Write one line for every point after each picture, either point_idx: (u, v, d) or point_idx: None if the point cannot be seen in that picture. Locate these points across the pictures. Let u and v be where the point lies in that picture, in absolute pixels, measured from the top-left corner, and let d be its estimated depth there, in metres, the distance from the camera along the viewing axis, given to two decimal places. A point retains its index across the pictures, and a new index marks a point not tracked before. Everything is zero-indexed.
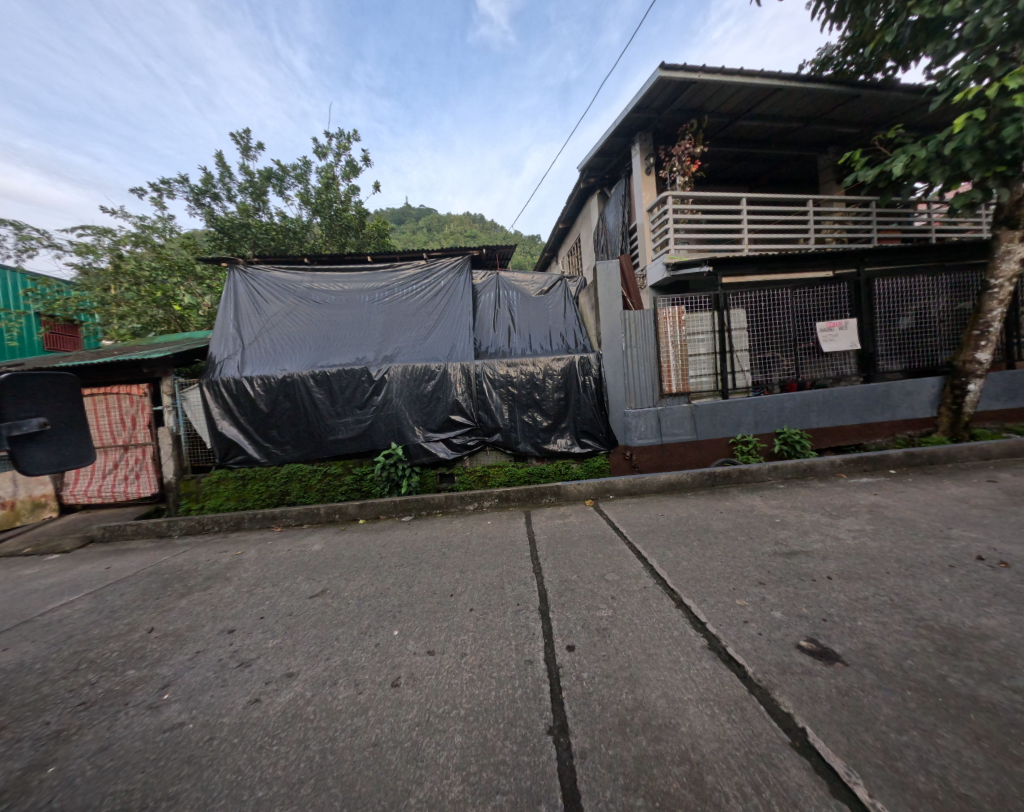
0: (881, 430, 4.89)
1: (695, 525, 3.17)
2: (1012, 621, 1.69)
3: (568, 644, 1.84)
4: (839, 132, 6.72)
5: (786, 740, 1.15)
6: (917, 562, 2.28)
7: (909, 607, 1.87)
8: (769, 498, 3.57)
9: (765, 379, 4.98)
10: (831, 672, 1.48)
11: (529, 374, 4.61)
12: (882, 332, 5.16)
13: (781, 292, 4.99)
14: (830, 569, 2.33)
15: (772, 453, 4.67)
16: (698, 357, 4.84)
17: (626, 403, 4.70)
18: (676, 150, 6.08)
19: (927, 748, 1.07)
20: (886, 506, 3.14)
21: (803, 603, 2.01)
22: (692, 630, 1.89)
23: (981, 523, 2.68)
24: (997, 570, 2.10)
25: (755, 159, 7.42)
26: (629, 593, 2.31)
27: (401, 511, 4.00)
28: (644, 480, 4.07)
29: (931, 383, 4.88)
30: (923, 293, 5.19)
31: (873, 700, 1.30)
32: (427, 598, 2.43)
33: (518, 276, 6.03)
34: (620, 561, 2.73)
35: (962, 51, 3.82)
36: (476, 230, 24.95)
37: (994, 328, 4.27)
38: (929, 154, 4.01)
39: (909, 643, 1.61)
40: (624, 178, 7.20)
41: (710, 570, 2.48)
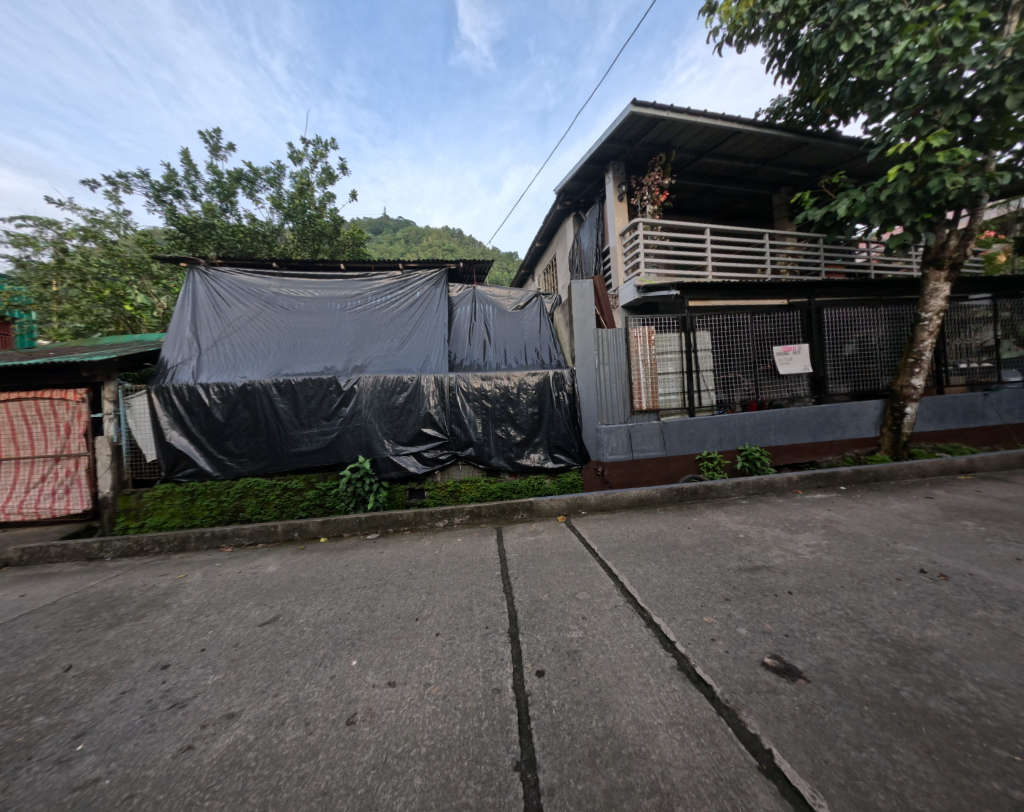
0: (832, 449, 5.21)
1: (665, 540, 3.19)
2: (953, 632, 1.79)
3: (538, 669, 1.77)
4: (791, 175, 7.38)
5: (753, 763, 1.14)
6: (869, 575, 2.40)
7: (863, 621, 1.95)
8: (733, 513, 3.68)
9: (728, 398, 5.19)
10: (794, 690, 1.49)
11: (503, 388, 4.59)
12: (831, 356, 5.55)
13: (742, 316, 5.31)
14: (791, 583, 2.40)
15: (734, 469, 4.84)
16: (666, 376, 5.02)
17: (598, 419, 4.78)
18: (646, 181, 6.42)
19: (885, 765, 1.08)
20: (838, 521, 3.31)
21: (766, 619, 2.05)
22: (662, 649, 1.89)
23: (922, 536, 2.88)
24: (938, 582, 2.24)
25: (719, 194, 7.99)
26: (600, 612, 2.28)
27: (367, 528, 3.81)
28: (616, 495, 4.08)
29: (874, 406, 5.28)
30: (864, 324, 5.68)
31: (833, 716, 1.32)
32: (390, 623, 2.29)
33: (494, 292, 6.11)
34: (591, 578, 2.70)
35: (890, 114, 4.31)
36: (453, 243, 25.32)
37: (925, 357, 4.69)
38: (867, 199, 4.42)
39: (864, 657, 1.67)
40: (597, 204, 7.54)
41: (678, 587, 2.49)
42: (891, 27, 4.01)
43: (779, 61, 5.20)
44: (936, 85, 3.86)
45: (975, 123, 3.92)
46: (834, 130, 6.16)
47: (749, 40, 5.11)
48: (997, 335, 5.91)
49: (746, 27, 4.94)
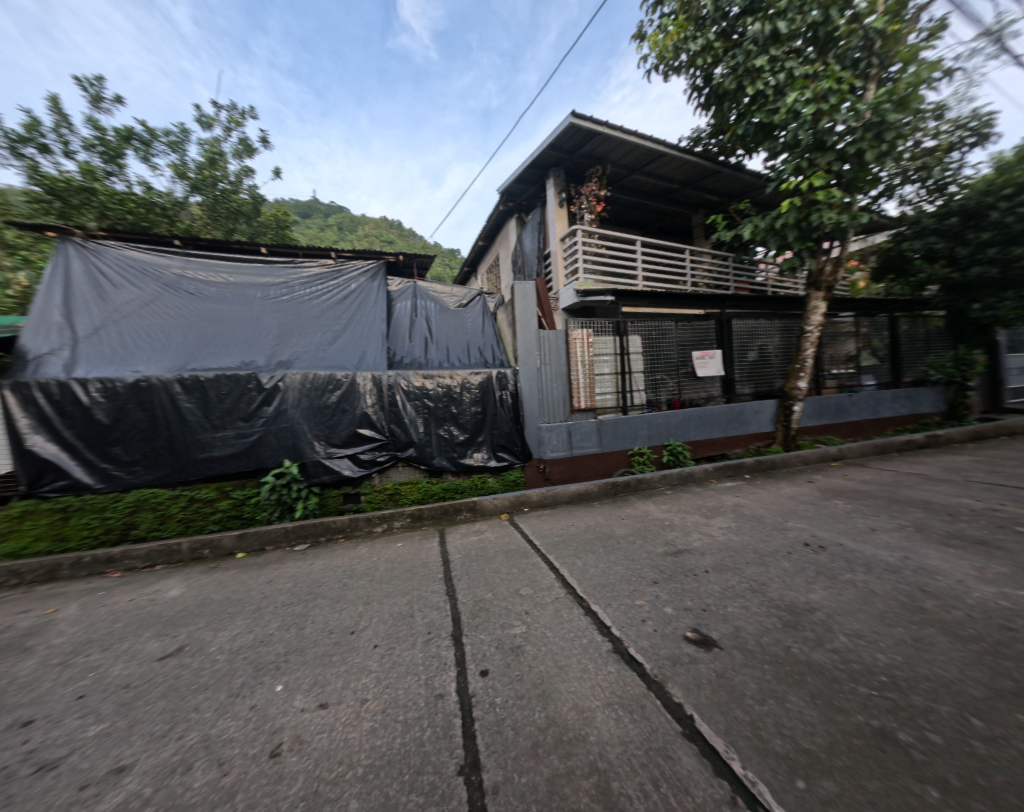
0: (739, 442, 5.96)
1: (601, 532, 3.39)
2: (829, 592, 2.16)
3: (482, 668, 1.75)
4: (707, 198, 8.29)
5: (678, 729, 1.29)
6: (768, 550, 2.78)
7: (763, 590, 2.25)
8: (660, 503, 4.03)
9: (656, 398, 5.64)
10: (711, 658, 1.70)
11: (446, 386, 4.51)
12: (738, 361, 6.34)
13: (667, 323, 5.81)
14: (707, 563, 2.68)
15: (661, 463, 5.31)
16: (603, 376, 5.29)
17: (540, 418, 4.92)
18: (585, 191, 6.78)
19: (781, 714, 1.32)
20: (744, 505, 3.79)
21: (687, 596, 2.27)
22: (599, 634, 1.99)
23: (807, 514, 3.41)
24: (818, 552, 2.67)
25: (649, 211, 8.71)
26: (542, 606, 2.33)
27: (293, 539, 3.50)
28: (557, 492, 4.23)
29: (770, 405, 6.15)
30: (764, 334, 6.58)
31: (741, 677, 1.55)
32: (322, 641, 2.11)
33: (437, 287, 5.93)
34: (533, 573, 2.76)
35: (783, 155, 5.01)
36: (396, 236, 24.39)
37: (807, 363, 5.57)
38: (766, 226, 5.10)
39: (765, 621, 1.94)
40: (540, 207, 7.74)
41: (613, 574, 2.64)
42: (782, 80, 4.70)
43: (697, 96, 5.80)
44: (816, 134, 4.58)
45: (843, 169, 4.71)
46: (740, 164, 7.06)
47: (674, 72, 5.61)
48: (857, 346, 7.19)
49: (671, 58, 5.43)
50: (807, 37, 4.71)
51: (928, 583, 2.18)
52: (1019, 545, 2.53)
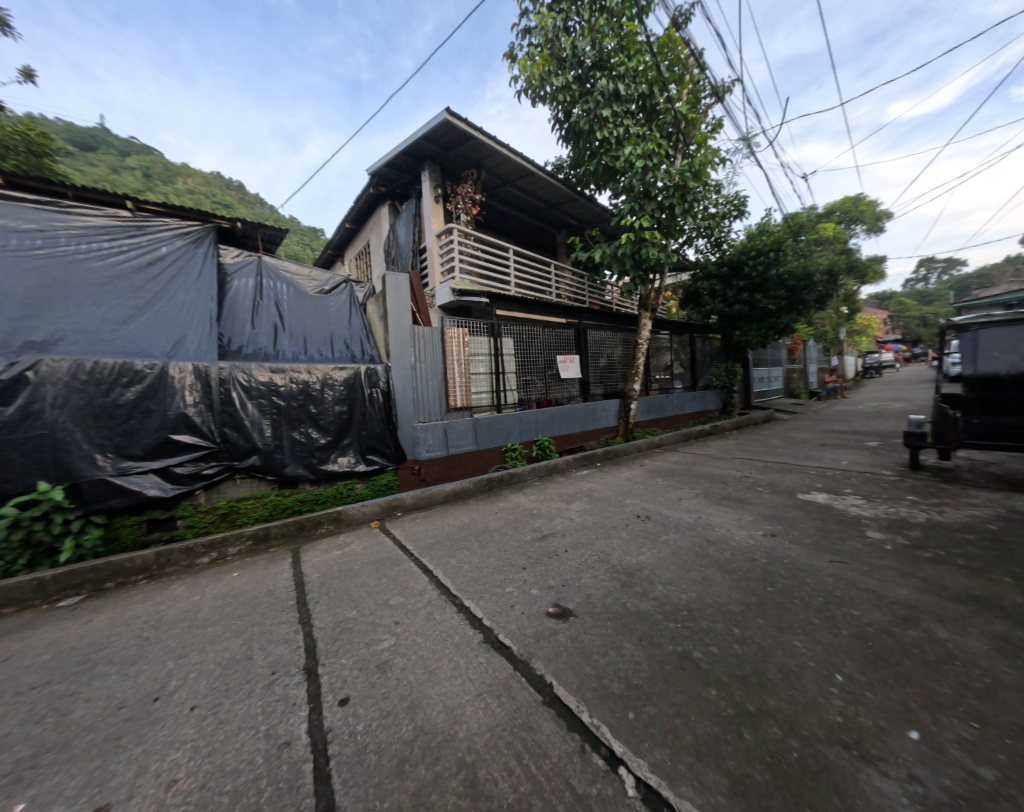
0: (592, 436, 7.01)
1: (474, 527, 3.48)
2: (651, 551, 2.73)
3: (342, 697, 1.54)
4: (568, 222, 9.54)
5: (539, 699, 1.46)
6: (612, 524, 3.33)
7: (607, 559, 2.67)
8: (530, 494, 4.41)
9: (526, 397, 6.19)
10: (567, 627, 1.95)
11: (302, 382, 3.98)
12: (592, 366, 7.43)
13: (535, 329, 6.42)
14: (567, 543, 3.03)
15: (531, 457, 5.84)
16: (478, 375, 5.54)
17: (416, 417, 4.83)
18: (460, 191, 7.02)
19: (618, 659, 1.68)
20: (596, 488, 4.47)
21: (550, 575, 2.50)
22: (471, 628, 2.02)
23: (640, 491, 4.23)
24: (646, 521, 3.34)
25: (523, 224, 9.49)
26: (414, 612, 2.23)
27: (57, 594, 2.55)
28: (434, 492, 4.20)
29: (614, 404, 7.45)
30: (610, 345, 7.89)
31: (590, 636, 1.86)
32: (107, 719, 1.49)
33: (289, 266, 5.12)
34: (406, 580, 2.63)
35: (623, 196, 6.05)
36: (235, 199, 19.87)
37: (639, 370, 6.88)
38: (611, 253, 6.07)
39: (608, 584, 2.33)
40: (416, 200, 7.54)
41: (486, 567, 2.73)
42: (621, 134, 5.70)
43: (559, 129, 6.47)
44: (643, 184, 5.70)
45: (663, 215, 5.97)
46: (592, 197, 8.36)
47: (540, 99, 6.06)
48: (671, 359, 9.25)
49: (538, 87, 5.93)
50: (639, 104, 5.73)
51: (711, 534, 2.96)
52: (755, 499, 3.67)
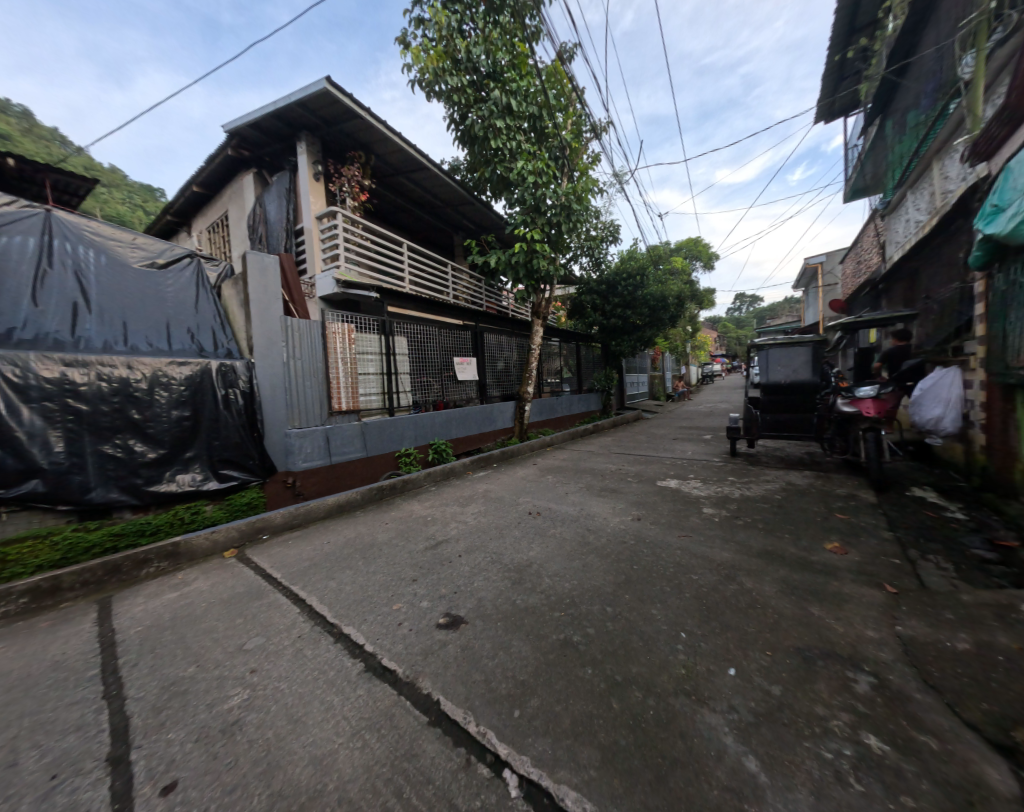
0: (490, 437, 7.18)
1: (360, 544, 3.14)
2: (539, 546, 2.88)
3: (166, 784, 1.11)
4: (465, 224, 9.71)
5: (424, 720, 1.33)
6: (505, 523, 3.42)
7: (500, 559, 2.70)
8: (424, 501, 4.26)
9: (424, 399, 6.05)
10: (457, 636, 1.86)
11: (117, 381, 3.07)
12: (489, 369, 7.57)
13: (432, 329, 6.30)
14: (461, 547, 2.98)
15: (427, 461, 5.72)
16: (367, 376, 5.21)
17: (290, 423, 4.30)
18: (346, 172, 6.61)
19: (506, 658, 1.67)
20: (491, 489, 4.59)
21: (442, 584, 2.40)
22: (349, 659, 1.76)
23: (532, 489, 4.48)
24: (537, 516, 3.53)
25: (418, 220, 9.21)
26: (276, 653, 1.86)
27: None
28: (312, 506, 3.75)
29: (510, 406, 7.70)
30: (506, 350, 8.10)
31: (479, 641, 1.81)
32: None
33: (102, 226, 3.58)
34: (268, 617, 2.19)
35: (517, 208, 6.43)
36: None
37: (532, 373, 7.28)
38: (505, 260, 6.41)
39: (499, 584, 2.34)
40: (290, 172, 6.72)
41: (371, 585, 2.46)
42: (514, 147, 6.02)
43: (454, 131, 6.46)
44: (534, 199, 6.18)
45: (551, 231, 6.57)
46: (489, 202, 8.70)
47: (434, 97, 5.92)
48: (562, 364, 10.02)
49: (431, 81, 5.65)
50: (529, 124, 6.08)
51: (592, 523, 3.27)
52: (626, 488, 4.23)
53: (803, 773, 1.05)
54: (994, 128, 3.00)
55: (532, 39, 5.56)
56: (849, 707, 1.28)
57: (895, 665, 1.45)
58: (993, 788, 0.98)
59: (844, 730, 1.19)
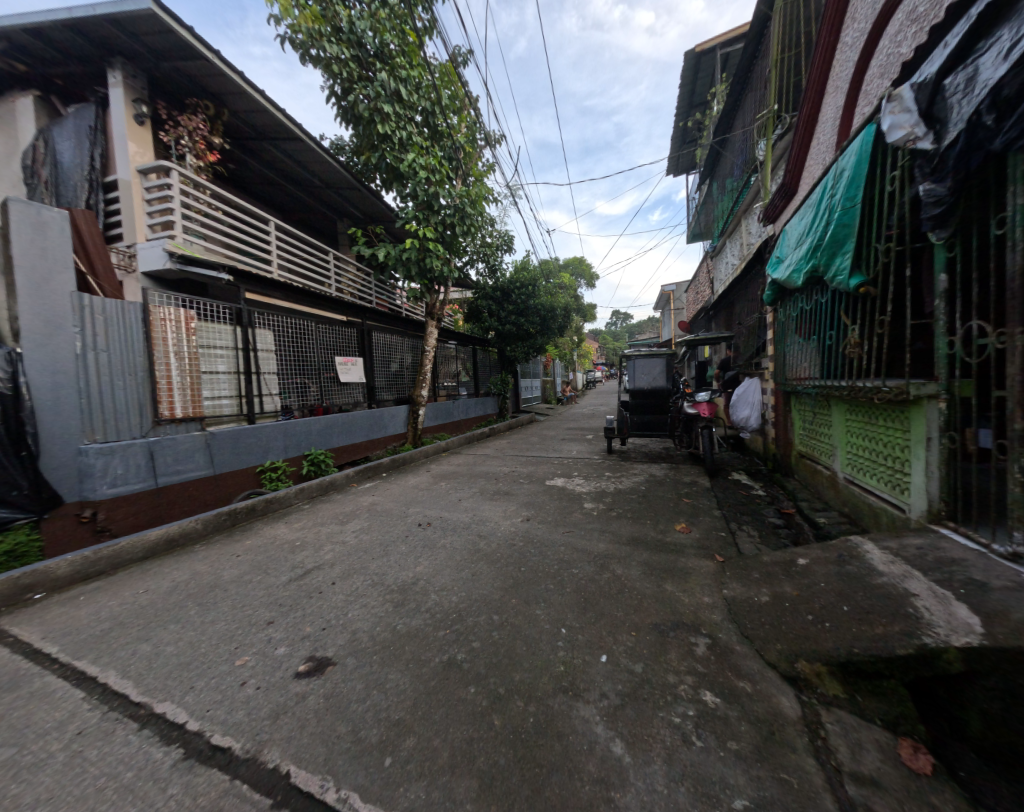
0: (379, 445, 6.69)
1: (198, 587, 2.45)
2: (428, 560, 2.70)
3: None
4: (350, 211, 8.90)
5: (264, 803, 0.98)
6: (390, 540, 3.13)
7: (382, 581, 2.43)
8: (293, 522, 3.66)
9: (296, 404, 5.35)
10: (320, 683, 1.53)
11: None
12: (380, 370, 7.16)
13: (308, 323, 5.66)
14: (335, 573, 2.59)
15: (301, 475, 5.01)
16: (215, 375, 4.34)
17: (86, 435, 3.19)
18: (185, 122, 5.16)
19: (380, 697, 1.42)
20: (378, 502, 4.23)
21: (307, 623, 2.01)
22: (160, 750, 1.21)
23: (423, 499, 4.28)
24: (427, 528, 3.36)
25: (291, 197, 8.04)
26: (22, 765, 1.15)
27: None
28: (119, 543, 2.83)
29: (402, 411, 7.30)
30: (398, 351, 7.74)
31: (348, 683, 1.51)
32: None
33: None
34: (30, 707, 1.44)
35: (409, 202, 6.26)
36: None
37: (427, 375, 7.08)
38: (394, 255, 6.17)
39: (378, 611, 2.08)
40: (99, 108, 4.89)
41: (205, 641, 1.88)
42: (404, 138, 5.87)
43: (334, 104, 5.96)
44: (426, 195, 6.15)
45: (445, 231, 6.58)
46: (379, 191, 8.11)
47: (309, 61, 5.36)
48: (459, 368, 10.15)
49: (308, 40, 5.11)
50: (423, 117, 6.09)
51: (485, 530, 3.22)
52: (519, 490, 4.36)
53: (658, 743, 1.12)
54: (778, 201, 4.13)
55: (423, 33, 5.57)
56: (692, 670, 1.45)
57: (722, 625, 1.74)
58: (785, 714, 1.20)
59: (689, 693, 1.33)
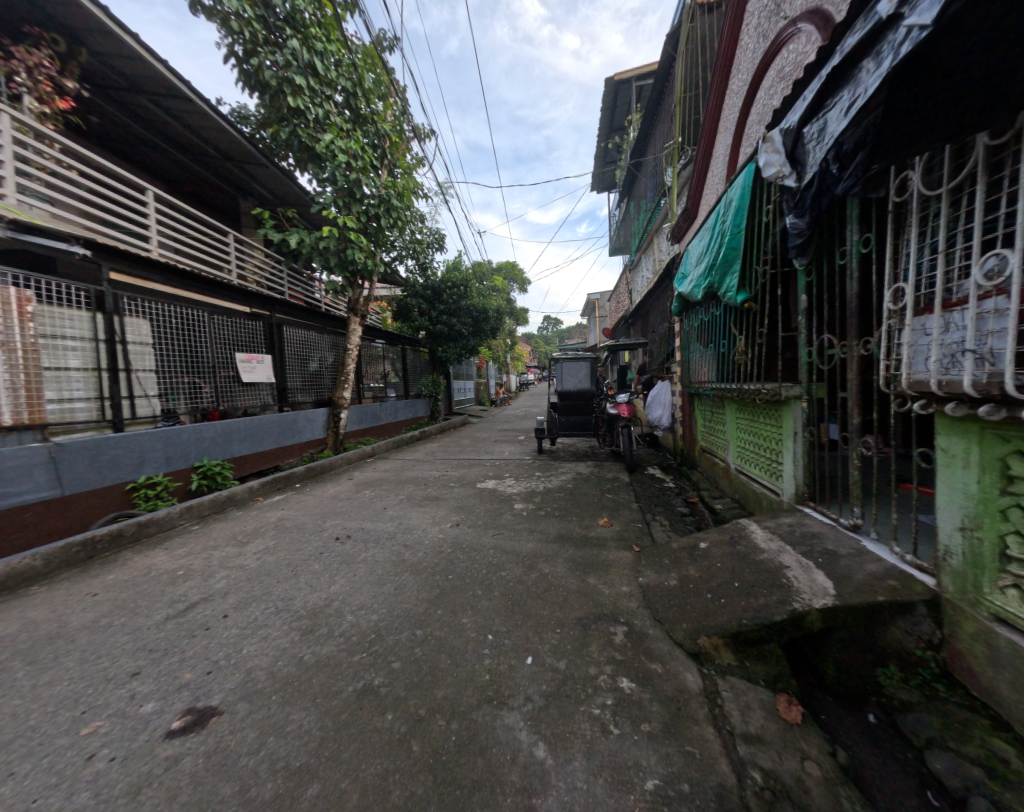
0: (292, 453, 6.07)
1: (36, 642, 1.92)
2: (345, 578, 2.47)
3: None
4: (255, 188, 7.93)
5: None
6: (300, 559, 2.81)
7: (289, 607, 2.16)
8: (177, 548, 3.11)
9: (179, 407, 4.61)
10: (200, 739, 1.27)
11: None
12: (293, 369, 6.53)
13: (198, 314, 4.95)
14: (228, 605, 2.23)
15: (189, 491, 4.30)
16: (63, 372, 3.55)
17: None
18: (23, 55, 4.06)
19: (280, 743, 1.23)
20: (289, 517, 3.81)
21: (187, 669, 1.68)
22: None
23: (342, 510, 3.94)
24: (345, 541, 3.10)
25: (177, 164, 6.93)
26: None
27: None
28: None
29: (321, 413, 6.79)
30: (314, 347, 7.13)
31: (238, 733, 1.28)
32: None
33: None
34: None
35: (327, 186, 5.82)
36: None
37: (349, 375, 6.62)
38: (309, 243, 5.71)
39: (282, 643, 1.83)
40: None
41: (32, 711, 1.45)
42: (321, 116, 5.49)
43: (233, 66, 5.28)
44: (347, 182, 5.76)
45: (370, 223, 6.28)
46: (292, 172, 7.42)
47: (201, 11, 4.68)
48: (387, 369, 9.71)
49: None
50: (344, 98, 5.76)
51: (409, 540, 3.05)
52: (449, 495, 4.24)
53: (578, 738, 1.13)
54: (682, 223, 4.67)
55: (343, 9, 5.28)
56: (611, 659, 1.52)
57: (637, 611, 1.86)
58: (690, 688, 1.31)
59: (607, 682, 1.38)
